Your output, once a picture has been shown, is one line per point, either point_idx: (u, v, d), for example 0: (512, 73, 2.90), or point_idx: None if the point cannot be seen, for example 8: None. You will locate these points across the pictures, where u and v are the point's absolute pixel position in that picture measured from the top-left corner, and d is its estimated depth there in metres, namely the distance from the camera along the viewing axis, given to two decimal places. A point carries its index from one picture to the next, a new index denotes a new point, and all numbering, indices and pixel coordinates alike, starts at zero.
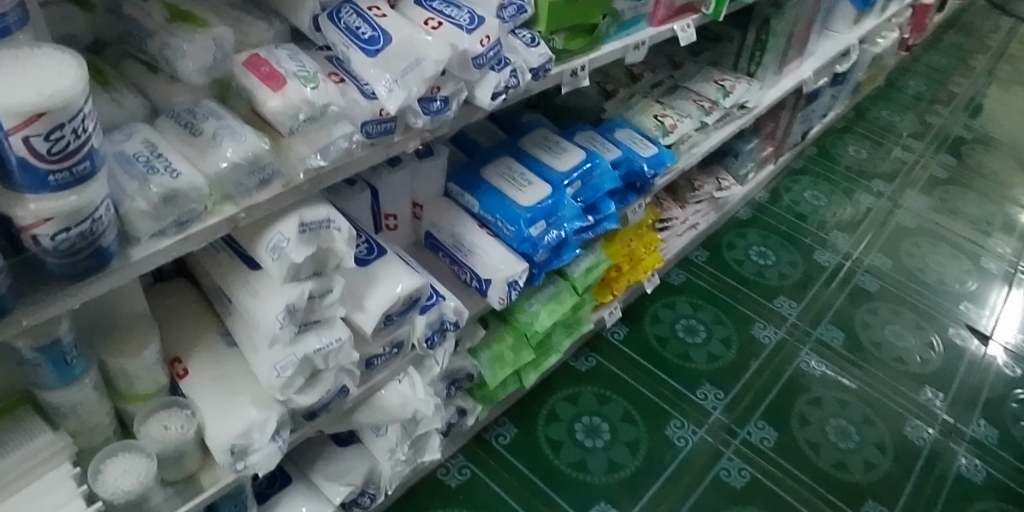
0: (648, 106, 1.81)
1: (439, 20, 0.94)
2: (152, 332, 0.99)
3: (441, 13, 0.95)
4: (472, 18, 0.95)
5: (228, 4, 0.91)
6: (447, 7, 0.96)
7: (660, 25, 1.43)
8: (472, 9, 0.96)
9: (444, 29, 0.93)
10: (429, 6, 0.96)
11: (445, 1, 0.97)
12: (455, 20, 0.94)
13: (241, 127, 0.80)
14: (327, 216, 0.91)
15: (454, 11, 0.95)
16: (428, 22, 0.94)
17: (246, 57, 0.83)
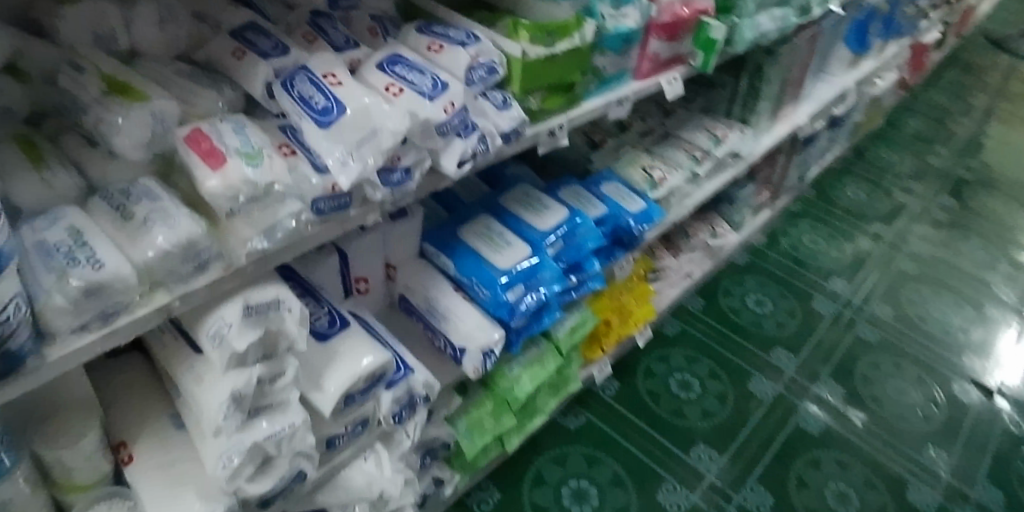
0: (637, 157, 1.73)
1: (400, 85, 0.88)
2: (92, 419, 0.93)
3: (403, 78, 0.89)
4: (435, 84, 0.89)
5: (176, 72, 0.85)
6: (410, 72, 0.90)
7: (644, 79, 1.36)
8: (436, 73, 0.91)
9: (404, 97, 0.87)
10: (390, 70, 0.91)
11: (408, 65, 0.92)
12: (417, 85, 0.89)
13: (176, 210, 0.75)
14: (277, 296, 0.85)
15: (417, 75, 0.90)
16: (388, 87, 0.88)
17: (187, 131, 0.77)
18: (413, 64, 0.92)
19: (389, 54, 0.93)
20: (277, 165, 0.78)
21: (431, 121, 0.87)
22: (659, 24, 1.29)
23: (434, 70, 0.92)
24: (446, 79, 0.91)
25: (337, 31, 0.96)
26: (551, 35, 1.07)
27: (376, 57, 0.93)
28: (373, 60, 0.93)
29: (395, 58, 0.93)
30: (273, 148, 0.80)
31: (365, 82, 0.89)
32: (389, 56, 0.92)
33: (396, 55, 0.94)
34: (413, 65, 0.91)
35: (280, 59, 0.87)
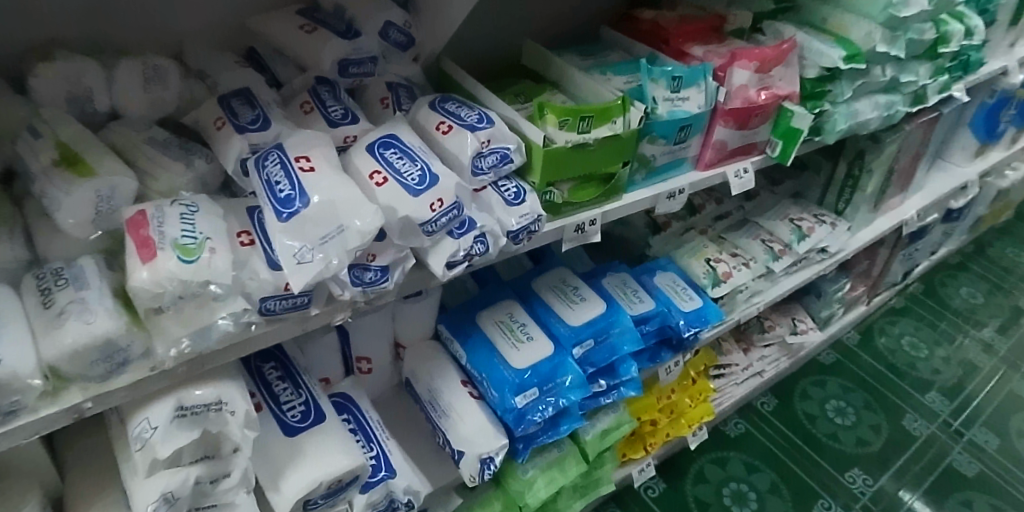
0: (701, 246, 1.54)
1: (385, 174, 0.77)
2: (31, 494, 0.86)
3: (390, 165, 0.78)
4: (424, 177, 0.77)
5: (148, 139, 0.78)
6: (401, 159, 0.78)
7: (707, 169, 1.18)
8: (430, 162, 0.79)
9: (384, 190, 0.76)
10: (379, 153, 0.79)
11: (401, 148, 0.80)
12: (404, 176, 0.77)
13: (98, 301, 0.66)
14: (218, 397, 0.76)
15: (408, 163, 0.78)
16: (372, 175, 0.77)
17: (132, 213, 0.70)
18: (408, 149, 0.80)
19: (385, 132, 0.82)
20: (219, 260, 0.69)
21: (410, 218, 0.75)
22: (726, 109, 1.11)
23: (430, 158, 0.80)
24: (440, 171, 0.78)
25: (339, 101, 0.87)
26: (586, 119, 0.93)
27: (371, 135, 0.82)
28: (367, 138, 0.82)
29: (390, 137, 0.81)
30: (225, 238, 0.71)
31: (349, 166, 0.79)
32: (384, 135, 0.81)
33: (393, 135, 0.82)
34: (407, 151, 0.80)
35: (259, 133, 0.78)
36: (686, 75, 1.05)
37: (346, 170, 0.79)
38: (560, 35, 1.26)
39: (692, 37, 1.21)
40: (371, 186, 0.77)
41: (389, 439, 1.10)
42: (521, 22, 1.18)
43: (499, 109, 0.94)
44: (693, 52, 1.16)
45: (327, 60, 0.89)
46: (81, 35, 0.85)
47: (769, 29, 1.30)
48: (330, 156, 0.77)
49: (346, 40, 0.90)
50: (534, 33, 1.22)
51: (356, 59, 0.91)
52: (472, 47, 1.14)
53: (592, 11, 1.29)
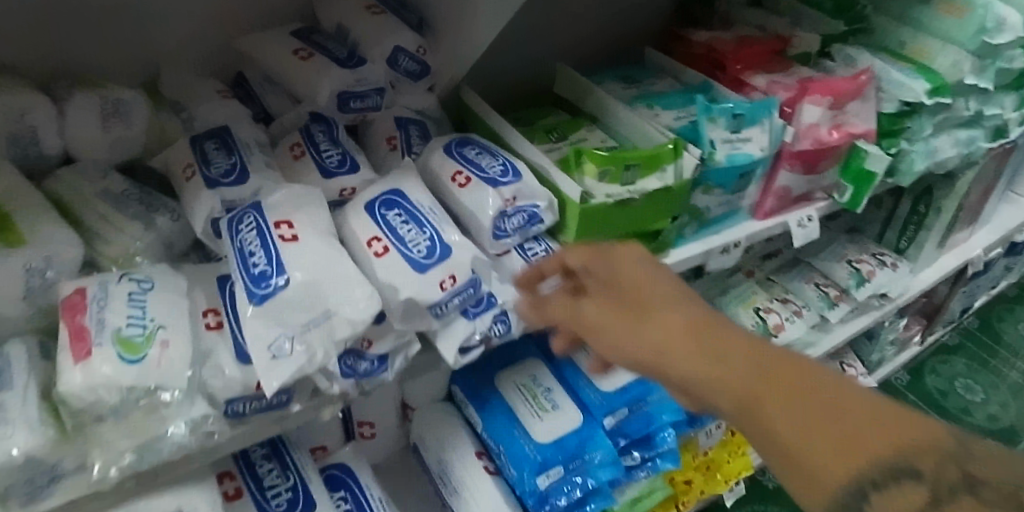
0: (751, 292, 1.39)
1: (386, 242, 0.63)
2: None
3: (394, 232, 0.64)
4: (434, 248, 0.63)
5: (103, 190, 0.64)
6: (407, 224, 0.64)
7: (766, 218, 1.03)
8: (441, 228, 0.65)
9: (384, 264, 0.62)
10: (379, 216, 0.65)
11: (407, 208, 0.66)
12: (408, 246, 0.63)
13: (18, 409, 0.52)
14: (177, 509, 0.63)
15: (415, 230, 0.64)
16: (370, 243, 0.63)
17: (69, 293, 0.56)
18: (415, 211, 0.66)
19: (388, 187, 0.67)
20: (173, 358, 0.54)
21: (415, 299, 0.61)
22: (793, 151, 0.96)
23: (442, 222, 0.66)
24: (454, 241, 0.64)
25: (336, 144, 0.72)
26: (631, 168, 0.79)
27: (372, 189, 0.67)
28: (366, 194, 0.67)
29: (393, 194, 0.66)
30: (185, 324, 0.57)
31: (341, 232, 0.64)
32: (388, 193, 0.66)
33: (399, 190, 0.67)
34: (414, 213, 0.65)
35: (234, 187, 0.64)
36: (750, 112, 0.89)
37: (339, 235, 0.65)
38: (597, 56, 1.11)
39: (754, 63, 1.04)
40: (369, 256, 0.63)
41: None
42: (552, 42, 1.03)
43: (527, 154, 0.79)
44: (753, 81, 1.00)
45: (324, 93, 0.74)
46: (35, 59, 0.71)
47: (839, 54, 1.13)
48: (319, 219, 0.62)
49: (347, 68, 0.76)
50: (568, 53, 1.07)
51: (359, 92, 0.77)
52: (500, 67, 0.99)
53: (634, 28, 1.13)
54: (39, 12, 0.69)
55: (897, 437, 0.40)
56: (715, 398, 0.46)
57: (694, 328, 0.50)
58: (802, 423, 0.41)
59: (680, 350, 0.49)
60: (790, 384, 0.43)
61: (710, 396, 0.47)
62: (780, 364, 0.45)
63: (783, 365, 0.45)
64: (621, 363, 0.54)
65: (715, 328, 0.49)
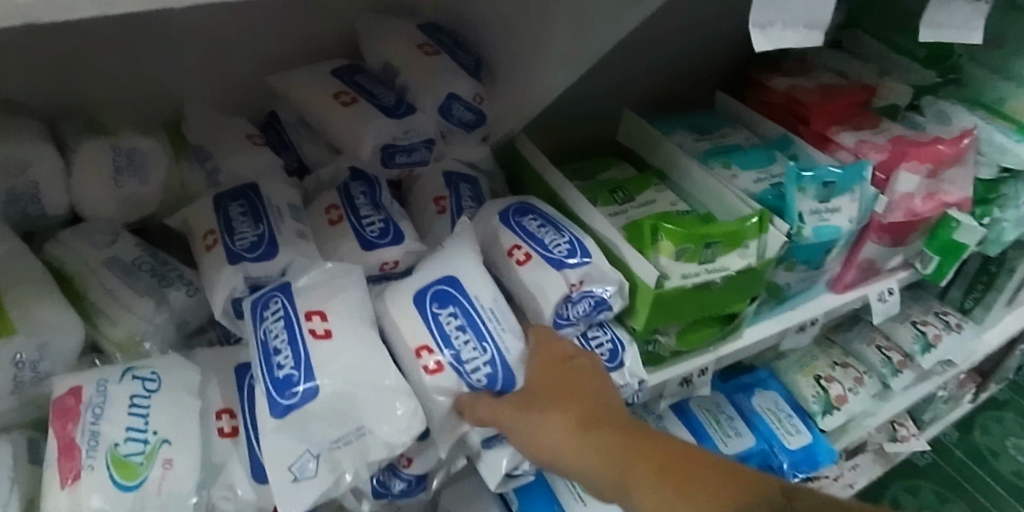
0: (811, 356, 1.28)
1: (438, 358, 0.53)
2: None
3: (447, 343, 0.54)
4: (495, 378, 0.54)
5: (111, 257, 0.55)
6: (464, 336, 0.54)
7: (846, 290, 0.92)
8: (502, 339, 0.55)
9: (433, 384, 0.53)
10: (432, 318, 0.55)
11: (463, 309, 0.55)
12: (464, 371, 0.53)
13: None
14: None
15: (473, 345, 0.54)
16: (420, 354, 0.53)
17: (61, 393, 0.47)
18: (473, 315, 0.55)
19: (442, 276, 0.57)
20: (177, 482, 0.45)
21: (463, 404, 0.53)
22: (884, 223, 0.85)
23: (504, 332, 0.55)
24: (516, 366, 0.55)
25: (379, 208, 0.63)
26: (711, 245, 0.68)
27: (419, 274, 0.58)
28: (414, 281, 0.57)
29: (447, 288, 0.56)
30: (196, 437, 0.48)
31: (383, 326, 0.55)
32: (442, 288, 0.56)
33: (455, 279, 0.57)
34: (471, 319, 0.55)
35: (259, 263, 0.55)
36: (840, 181, 0.79)
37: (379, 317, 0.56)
38: (659, 96, 1.01)
39: (839, 116, 0.94)
40: (417, 366, 0.53)
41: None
42: (613, 82, 0.93)
43: (594, 224, 0.70)
44: (840, 139, 0.90)
45: (366, 147, 0.65)
46: (47, 94, 0.63)
47: (930, 109, 1.02)
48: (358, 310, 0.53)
49: (394, 118, 0.66)
50: (629, 93, 0.97)
51: (405, 146, 0.68)
52: (561, 108, 0.90)
53: (701, 68, 1.03)
54: (54, 45, 0.61)
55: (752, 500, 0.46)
56: (608, 491, 0.53)
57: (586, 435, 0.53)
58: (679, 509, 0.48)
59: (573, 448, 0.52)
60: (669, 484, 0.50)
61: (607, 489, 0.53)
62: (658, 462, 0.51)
63: (660, 453, 0.52)
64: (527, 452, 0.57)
65: (606, 421, 0.54)
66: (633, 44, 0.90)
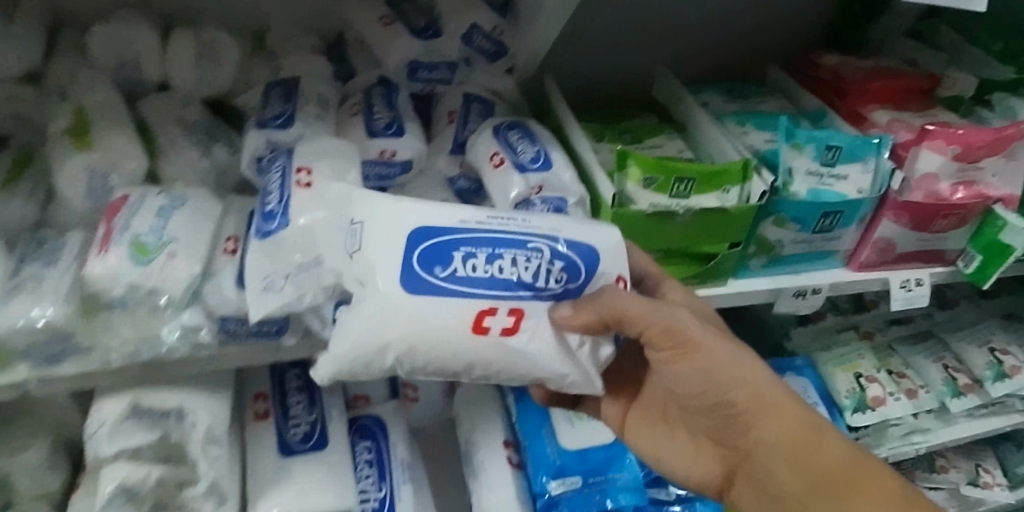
0: (857, 356, 1.26)
1: (501, 302, 0.54)
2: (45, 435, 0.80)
3: (496, 284, 0.54)
4: (572, 263, 0.56)
5: (178, 117, 0.72)
6: (504, 259, 0.55)
7: (861, 270, 0.91)
8: (534, 229, 0.56)
9: (528, 327, 0.55)
10: (458, 279, 0.54)
11: (471, 247, 0.55)
12: (542, 285, 0.55)
13: (56, 279, 0.62)
14: (178, 405, 0.68)
15: (522, 259, 0.55)
16: (490, 320, 0.54)
17: (115, 198, 0.65)
18: (490, 246, 0.55)
19: (413, 241, 0.55)
20: (177, 268, 0.61)
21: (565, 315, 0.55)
22: (900, 201, 0.83)
23: (531, 225, 0.57)
24: (575, 237, 0.57)
25: (390, 108, 0.75)
26: (685, 181, 0.73)
27: (375, 253, 0.55)
28: (385, 268, 0.54)
29: (431, 246, 0.55)
30: (201, 244, 0.64)
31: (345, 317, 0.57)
32: (430, 252, 0.54)
33: (425, 232, 0.55)
34: (495, 248, 0.55)
35: (278, 131, 0.69)
36: (847, 147, 0.79)
37: (407, 311, 0.54)
38: (711, 66, 1.05)
39: (885, 97, 0.92)
40: (494, 328, 0.55)
41: (409, 480, 0.92)
42: (657, 48, 1.00)
43: (582, 153, 0.78)
44: (874, 117, 0.89)
45: (391, 60, 0.76)
46: None
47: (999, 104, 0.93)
48: (344, 340, 0.56)
49: (419, 40, 0.76)
50: (677, 60, 1.02)
51: (429, 63, 0.78)
52: (603, 61, 0.98)
53: (760, 45, 1.05)
54: None
55: (880, 476, 0.59)
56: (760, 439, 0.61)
57: (767, 387, 0.61)
58: (828, 460, 0.60)
59: (763, 392, 0.60)
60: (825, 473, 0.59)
61: (767, 443, 0.61)
62: (828, 452, 0.60)
63: (814, 431, 0.60)
64: (686, 383, 0.61)
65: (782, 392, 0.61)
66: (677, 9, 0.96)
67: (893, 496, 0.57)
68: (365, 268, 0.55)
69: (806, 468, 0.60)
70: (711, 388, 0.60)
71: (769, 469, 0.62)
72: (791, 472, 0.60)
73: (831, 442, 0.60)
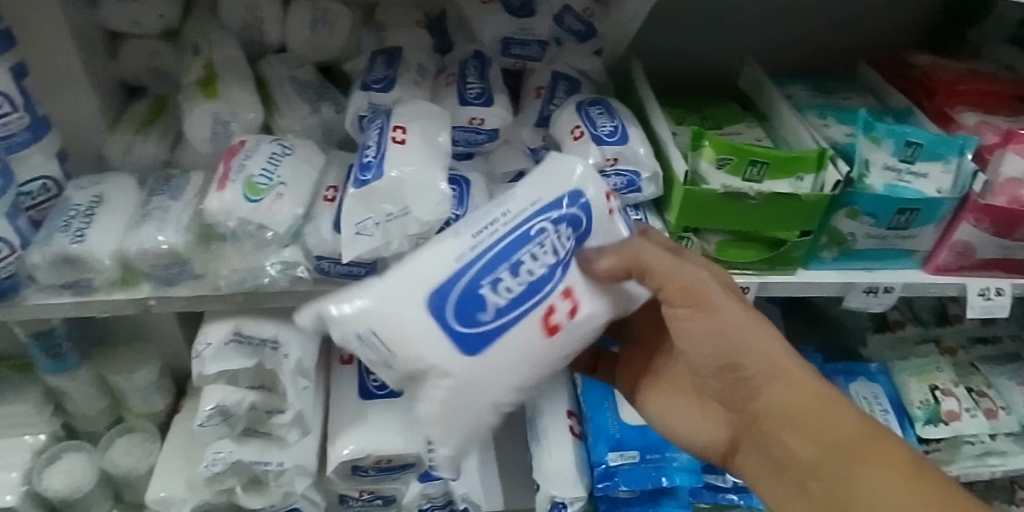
0: (934, 365, 1.07)
1: (549, 298, 0.54)
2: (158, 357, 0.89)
3: (536, 286, 0.53)
4: (573, 215, 0.56)
5: (292, 77, 0.79)
6: (522, 265, 0.53)
7: (937, 273, 0.90)
8: (526, 213, 0.54)
9: (583, 294, 0.56)
10: (502, 309, 0.52)
11: (484, 279, 0.52)
12: (566, 252, 0.55)
13: (180, 211, 0.70)
14: (274, 336, 0.75)
15: (538, 249, 0.54)
16: (552, 320, 0.54)
17: (234, 142, 0.73)
18: (504, 263, 0.53)
19: (433, 315, 0.51)
20: (282, 207, 0.68)
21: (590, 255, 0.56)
22: (981, 204, 0.80)
23: (517, 214, 0.54)
24: (561, 191, 0.56)
25: (481, 78, 0.80)
26: (758, 165, 0.75)
27: (410, 343, 0.51)
28: (436, 351, 0.51)
29: (449, 311, 0.52)
30: (304, 189, 0.71)
31: (428, 404, 0.54)
32: (462, 313, 0.51)
33: (436, 295, 0.52)
34: (508, 260, 0.53)
35: (379, 93, 0.76)
36: (930, 144, 0.79)
37: (486, 364, 0.53)
38: (801, 59, 1.05)
39: (976, 100, 0.90)
40: (562, 319, 0.55)
41: None
42: (744, 38, 1.01)
43: (659, 133, 0.81)
44: (961, 118, 0.87)
45: (486, 35, 0.81)
46: None
47: None
48: (451, 427, 0.54)
49: (513, 16, 0.81)
50: (765, 51, 1.03)
51: (521, 40, 0.82)
52: (689, 48, 1.01)
53: (855, 40, 1.04)
54: None
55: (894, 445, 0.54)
56: (768, 406, 0.58)
57: (781, 355, 0.57)
58: (839, 428, 0.55)
59: (775, 356, 0.57)
60: (835, 444, 0.55)
61: (775, 409, 0.57)
62: (839, 424, 0.55)
63: (828, 400, 0.56)
64: (698, 352, 0.59)
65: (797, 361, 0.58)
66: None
67: (909, 472, 0.52)
68: (417, 359, 0.52)
69: (816, 436, 0.55)
70: (722, 351, 0.57)
71: (777, 437, 0.58)
72: (799, 439, 0.56)
73: (845, 414, 0.56)
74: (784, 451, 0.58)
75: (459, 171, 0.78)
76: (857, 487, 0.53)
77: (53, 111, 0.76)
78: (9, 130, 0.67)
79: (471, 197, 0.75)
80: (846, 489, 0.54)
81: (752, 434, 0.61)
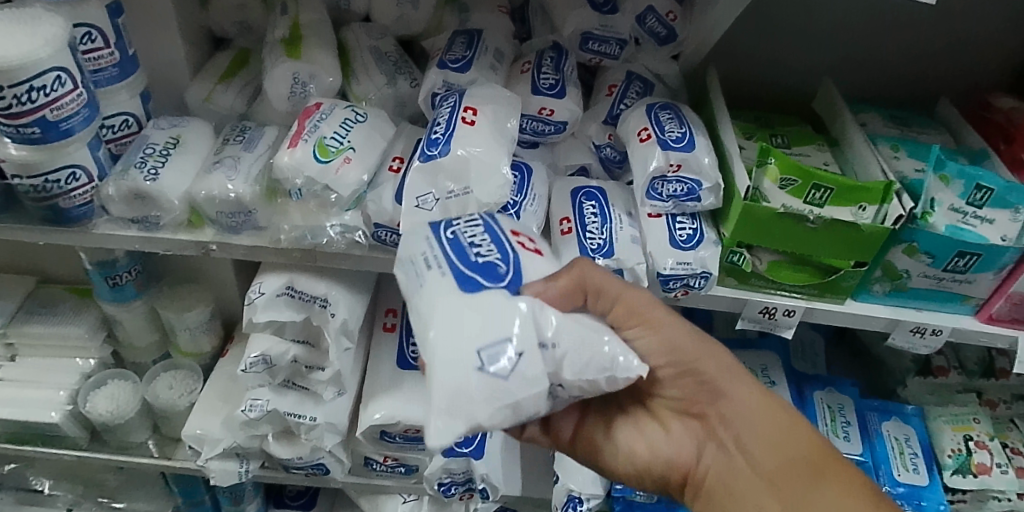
0: (973, 417, 1.05)
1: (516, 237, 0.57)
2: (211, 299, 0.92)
3: (497, 234, 0.55)
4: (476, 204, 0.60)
5: (373, 46, 0.81)
6: (457, 229, 0.55)
7: (990, 323, 0.87)
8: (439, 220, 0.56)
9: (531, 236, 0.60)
10: (501, 253, 0.53)
11: (471, 256, 0.52)
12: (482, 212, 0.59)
13: (251, 162, 0.73)
14: (324, 294, 0.77)
15: (468, 224, 0.56)
16: (525, 244, 0.57)
17: (311, 103, 0.75)
18: (465, 245, 0.53)
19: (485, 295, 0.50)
20: (349, 172, 0.70)
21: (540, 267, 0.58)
22: None
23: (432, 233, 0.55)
24: None
25: (556, 69, 0.80)
26: (823, 189, 0.74)
27: (499, 330, 0.49)
28: (522, 309, 0.50)
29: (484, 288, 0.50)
30: (372, 157, 0.73)
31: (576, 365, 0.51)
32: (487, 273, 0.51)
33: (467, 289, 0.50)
34: (463, 241, 0.54)
35: (456, 73, 0.77)
36: (1000, 191, 0.76)
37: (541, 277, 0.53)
38: (878, 87, 1.03)
39: None
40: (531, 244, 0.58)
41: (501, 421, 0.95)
42: (822, 60, 1.00)
43: (727, 144, 0.81)
44: None
45: (567, 28, 0.82)
46: None
47: None
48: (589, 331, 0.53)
49: (597, 12, 0.81)
50: (842, 76, 1.02)
51: (600, 36, 0.83)
52: (765, 64, 1.00)
53: (938, 76, 1.02)
54: None
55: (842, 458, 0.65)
56: (736, 418, 0.66)
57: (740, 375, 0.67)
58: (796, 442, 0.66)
59: (736, 376, 0.67)
60: (795, 456, 0.65)
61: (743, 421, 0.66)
62: (795, 433, 0.66)
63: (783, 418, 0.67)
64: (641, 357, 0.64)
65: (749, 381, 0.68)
66: (860, 12, 0.95)
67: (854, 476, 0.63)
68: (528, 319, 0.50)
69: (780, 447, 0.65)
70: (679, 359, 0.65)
71: (747, 453, 0.66)
72: (765, 450, 0.66)
73: (803, 431, 0.66)
74: (747, 460, 0.66)
75: (522, 158, 0.79)
76: (822, 492, 0.62)
77: (145, 51, 0.79)
78: (100, 66, 0.70)
79: (532, 187, 0.76)
80: (811, 492, 0.63)
81: (709, 447, 0.67)
